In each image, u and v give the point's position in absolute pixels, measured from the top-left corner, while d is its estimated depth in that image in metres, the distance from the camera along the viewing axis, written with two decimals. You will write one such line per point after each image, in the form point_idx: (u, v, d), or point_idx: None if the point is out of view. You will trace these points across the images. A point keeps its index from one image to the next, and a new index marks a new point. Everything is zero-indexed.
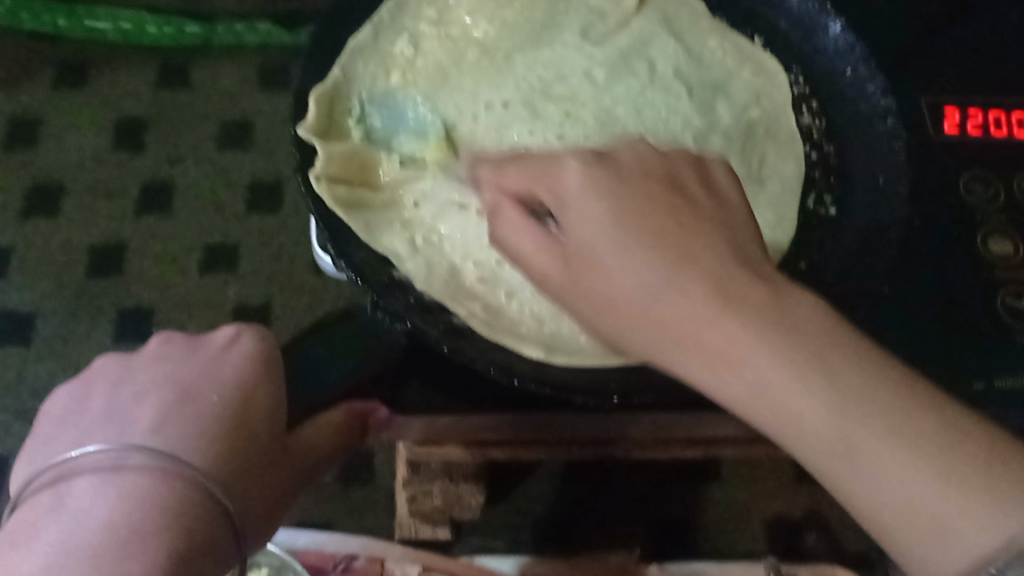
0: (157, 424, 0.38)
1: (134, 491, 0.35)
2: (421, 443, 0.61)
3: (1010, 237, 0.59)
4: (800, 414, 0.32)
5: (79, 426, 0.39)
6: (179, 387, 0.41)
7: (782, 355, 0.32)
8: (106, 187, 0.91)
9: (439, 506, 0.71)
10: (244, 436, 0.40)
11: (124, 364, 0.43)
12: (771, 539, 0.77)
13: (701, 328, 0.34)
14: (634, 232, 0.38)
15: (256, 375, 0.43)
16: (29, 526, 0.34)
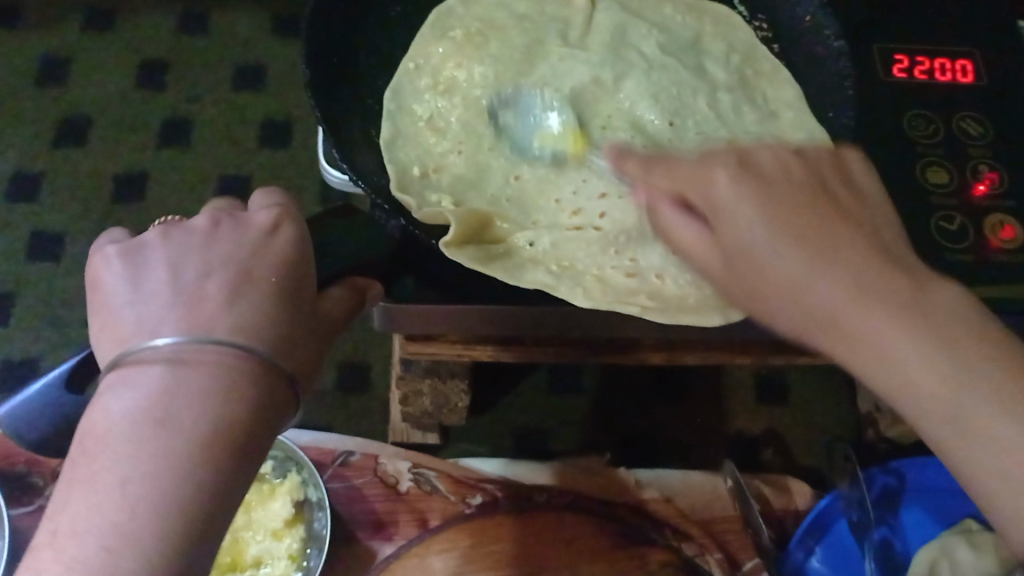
0: (222, 312, 0.39)
1: (203, 388, 0.37)
2: (415, 342, 0.69)
3: (947, 169, 0.64)
4: (900, 358, 0.36)
5: (142, 300, 0.39)
6: (236, 266, 0.41)
7: (876, 310, 0.37)
8: (135, 125, 1.02)
9: (428, 410, 0.78)
10: (297, 322, 0.41)
11: (173, 231, 0.42)
12: (734, 451, 0.84)
13: (823, 281, 0.38)
14: (760, 204, 0.40)
15: (301, 253, 0.43)
16: (108, 410, 0.36)
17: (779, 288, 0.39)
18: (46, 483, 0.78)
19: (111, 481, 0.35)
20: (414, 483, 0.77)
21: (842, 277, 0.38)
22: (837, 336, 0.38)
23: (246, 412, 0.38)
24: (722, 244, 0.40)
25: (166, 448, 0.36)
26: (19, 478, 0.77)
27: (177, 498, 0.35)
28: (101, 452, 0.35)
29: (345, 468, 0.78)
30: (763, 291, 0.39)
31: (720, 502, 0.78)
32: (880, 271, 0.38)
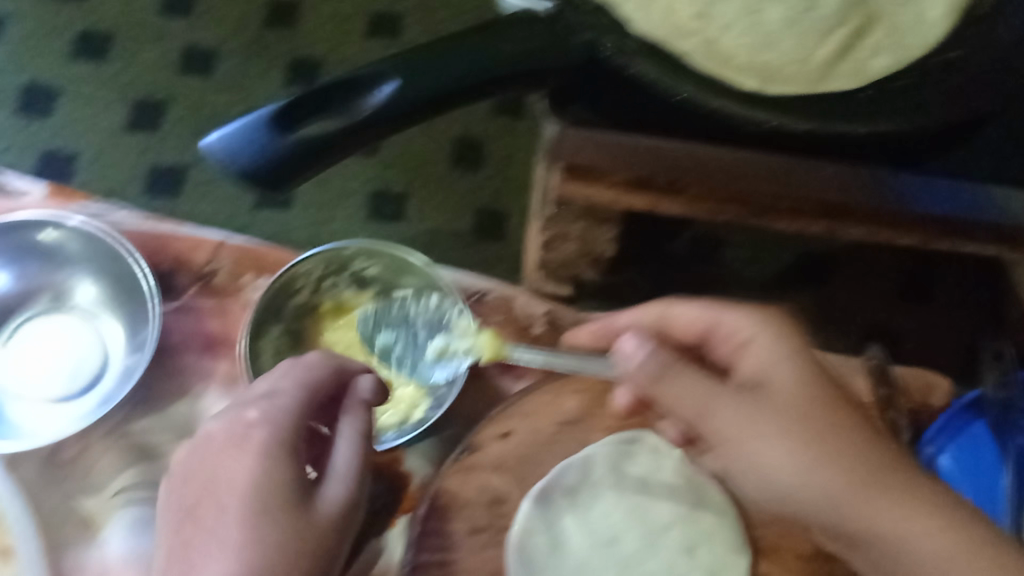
0: (246, 543, 0.49)
1: (174, 573, 0.50)
2: (574, 181, 0.69)
3: None
4: (797, 479, 0.58)
5: (196, 546, 0.50)
6: (221, 493, 0.51)
7: (812, 470, 0.58)
8: None
9: (572, 256, 0.78)
10: (298, 550, 0.50)
11: (228, 457, 0.53)
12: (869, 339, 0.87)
13: (772, 453, 0.58)
14: (736, 412, 0.59)
15: (281, 504, 0.51)
16: (175, 479, 0.55)
17: (760, 462, 0.59)
18: (188, 284, 0.79)
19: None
20: (548, 329, 0.77)
21: (782, 442, 0.58)
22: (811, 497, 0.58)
23: None
24: (759, 456, 0.59)
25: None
26: (164, 275, 0.79)
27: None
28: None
29: (479, 307, 0.79)
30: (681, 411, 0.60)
31: (859, 388, 0.75)
32: (829, 434, 0.59)
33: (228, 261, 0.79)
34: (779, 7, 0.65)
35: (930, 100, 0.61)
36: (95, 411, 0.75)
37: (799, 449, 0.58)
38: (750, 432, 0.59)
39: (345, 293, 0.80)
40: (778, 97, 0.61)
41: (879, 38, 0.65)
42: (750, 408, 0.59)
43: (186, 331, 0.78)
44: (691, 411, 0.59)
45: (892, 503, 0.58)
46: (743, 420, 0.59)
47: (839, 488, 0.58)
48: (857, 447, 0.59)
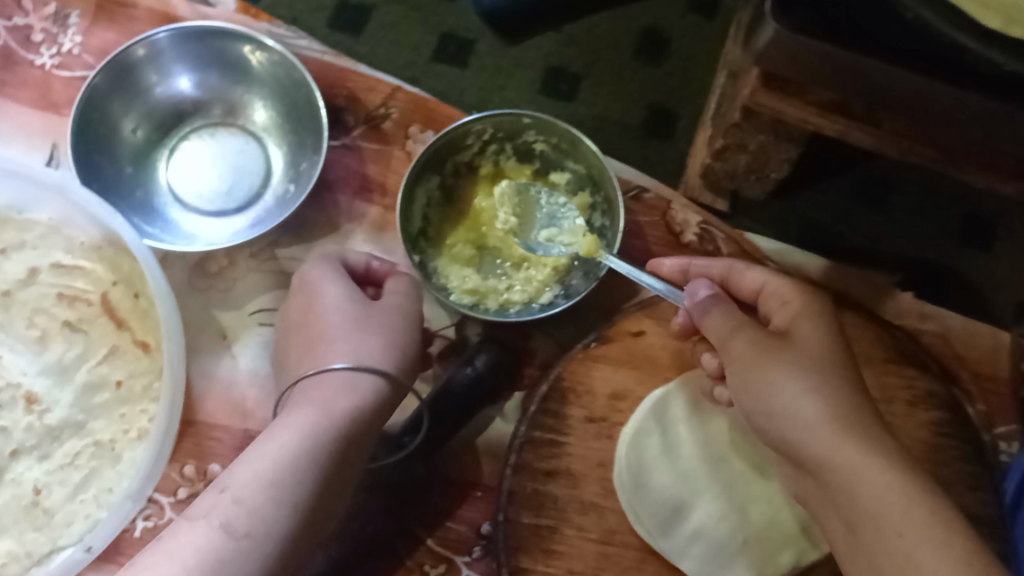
0: (367, 340, 0.63)
1: (314, 382, 0.61)
2: (768, 95, 0.67)
3: None
4: (872, 497, 0.52)
5: (322, 354, 0.63)
6: (336, 317, 0.65)
7: (845, 461, 0.53)
8: None
9: (741, 171, 0.76)
10: (393, 343, 0.64)
11: (336, 298, 0.66)
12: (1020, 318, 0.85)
13: (839, 449, 0.54)
14: (800, 371, 0.57)
15: (371, 312, 0.65)
16: (293, 328, 0.67)
17: (818, 453, 0.55)
18: (356, 123, 0.79)
19: (270, 455, 0.54)
20: (697, 238, 0.75)
21: (877, 447, 0.54)
22: (864, 512, 0.52)
23: (334, 381, 0.60)
24: (780, 396, 0.57)
25: (309, 421, 0.56)
26: (335, 109, 0.79)
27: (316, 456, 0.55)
28: (258, 456, 0.55)
29: (635, 203, 0.77)
30: (751, 390, 0.59)
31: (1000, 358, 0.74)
32: (907, 458, 0.53)
33: (399, 108, 0.79)
34: None
35: None
36: (247, 232, 0.76)
37: (869, 426, 0.55)
38: (767, 356, 0.58)
39: (506, 162, 0.79)
40: None
41: None
42: (813, 368, 0.57)
43: (346, 169, 0.79)
44: (764, 403, 0.58)
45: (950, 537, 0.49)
46: (808, 341, 0.59)
47: (847, 430, 0.54)
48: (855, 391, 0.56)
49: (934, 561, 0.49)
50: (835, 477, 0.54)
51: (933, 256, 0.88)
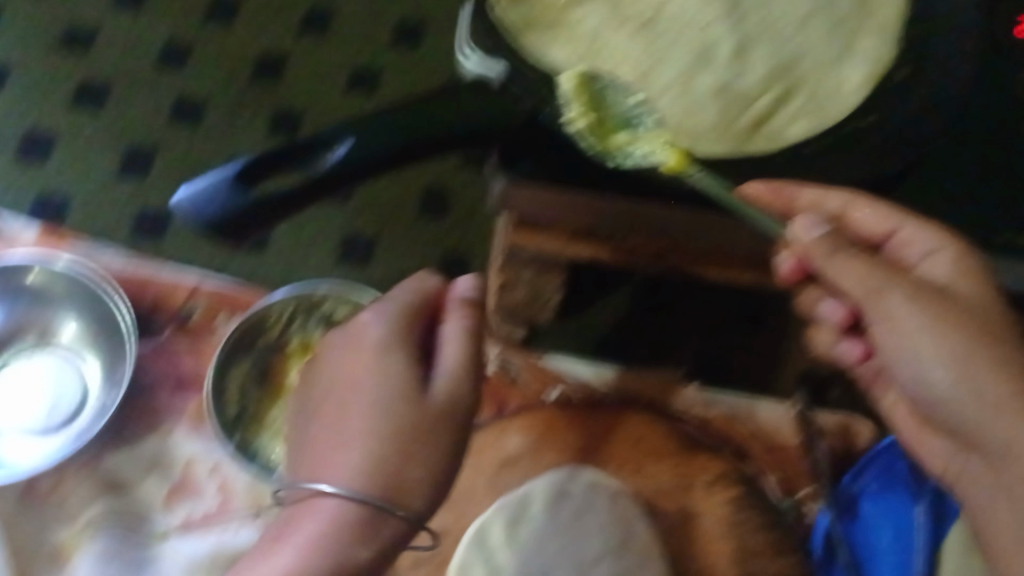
0: (343, 450, 0.55)
1: (314, 510, 0.54)
2: (522, 229, 0.73)
3: None
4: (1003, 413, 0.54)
5: (320, 456, 0.56)
6: (362, 401, 0.57)
7: (1008, 408, 0.54)
8: (277, 10, 0.99)
9: (523, 302, 0.82)
10: (403, 420, 0.56)
11: (356, 358, 0.58)
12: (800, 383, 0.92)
13: (1000, 387, 0.55)
14: (927, 318, 0.56)
15: (399, 405, 0.56)
16: (321, 416, 0.58)
17: (959, 403, 0.56)
18: (166, 324, 0.84)
19: (313, 529, 0.53)
20: (500, 370, 0.84)
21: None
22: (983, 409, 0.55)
23: (330, 506, 0.54)
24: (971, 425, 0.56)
25: (339, 516, 0.53)
26: (142, 316, 0.84)
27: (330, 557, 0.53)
28: (298, 536, 0.53)
29: None
30: (890, 342, 0.57)
31: (783, 429, 0.83)
32: None
33: (204, 303, 0.84)
34: (706, 77, 0.69)
35: (861, 153, 0.64)
36: (66, 447, 0.78)
37: None
38: (962, 346, 0.55)
39: (314, 331, 0.83)
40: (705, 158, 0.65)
41: (799, 105, 0.68)
42: (946, 335, 0.56)
43: (162, 368, 0.83)
44: (943, 401, 0.57)
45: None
46: (921, 324, 0.56)
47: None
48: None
49: None
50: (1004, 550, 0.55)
51: (716, 348, 0.93)
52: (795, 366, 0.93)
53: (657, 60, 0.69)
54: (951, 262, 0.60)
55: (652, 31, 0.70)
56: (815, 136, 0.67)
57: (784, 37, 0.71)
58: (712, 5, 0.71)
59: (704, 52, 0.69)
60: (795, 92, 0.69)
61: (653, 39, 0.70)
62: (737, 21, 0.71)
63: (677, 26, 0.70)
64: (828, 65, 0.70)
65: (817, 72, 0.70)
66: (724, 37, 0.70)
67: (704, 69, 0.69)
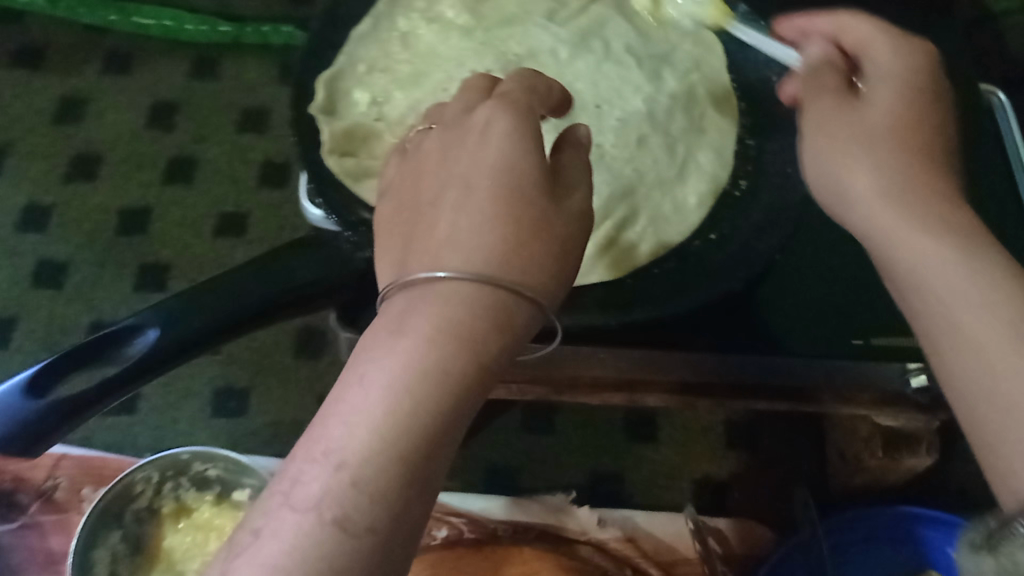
0: (471, 229, 0.42)
1: (410, 306, 0.40)
2: None
3: None
4: (946, 273, 0.45)
5: (411, 317, 0.40)
6: (488, 186, 0.44)
7: (905, 205, 0.49)
8: (140, 161, 0.98)
9: None
10: (520, 161, 0.45)
11: (426, 171, 0.47)
12: (697, 495, 0.84)
13: (931, 212, 0.48)
14: (877, 142, 0.52)
15: (516, 239, 0.42)
16: (412, 202, 0.46)
17: (851, 178, 0.52)
18: (31, 501, 0.80)
19: (377, 380, 0.38)
20: None
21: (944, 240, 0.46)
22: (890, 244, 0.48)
23: (425, 360, 0.38)
24: (853, 185, 0.52)
25: (445, 296, 0.40)
26: (5, 494, 0.80)
27: (452, 341, 0.39)
28: (387, 327, 0.40)
29: None
30: (858, 116, 0.54)
31: (681, 544, 0.78)
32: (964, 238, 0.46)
33: (68, 475, 0.81)
34: None
35: (682, 283, 0.65)
36: None
37: (943, 219, 0.47)
38: (887, 147, 0.52)
39: (186, 493, 0.81)
40: None
41: (642, 226, 0.70)
42: (871, 145, 0.52)
43: (29, 548, 0.78)
44: (842, 197, 0.52)
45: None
46: (849, 130, 0.53)
47: (901, 219, 0.48)
48: (930, 174, 0.50)
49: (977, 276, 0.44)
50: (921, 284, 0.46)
51: (607, 462, 0.86)
52: (692, 474, 0.85)
53: None
54: (892, 52, 0.58)
55: None
56: (659, 256, 0.68)
57: (622, 162, 0.72)
58: (548, 135, 0.72)
59: None
60: (637, 213, 0.70)
61: None
62: None
63: None
64: (667, 185, 0.72)
65: (659, 192, 0.71)
66: None
67: None
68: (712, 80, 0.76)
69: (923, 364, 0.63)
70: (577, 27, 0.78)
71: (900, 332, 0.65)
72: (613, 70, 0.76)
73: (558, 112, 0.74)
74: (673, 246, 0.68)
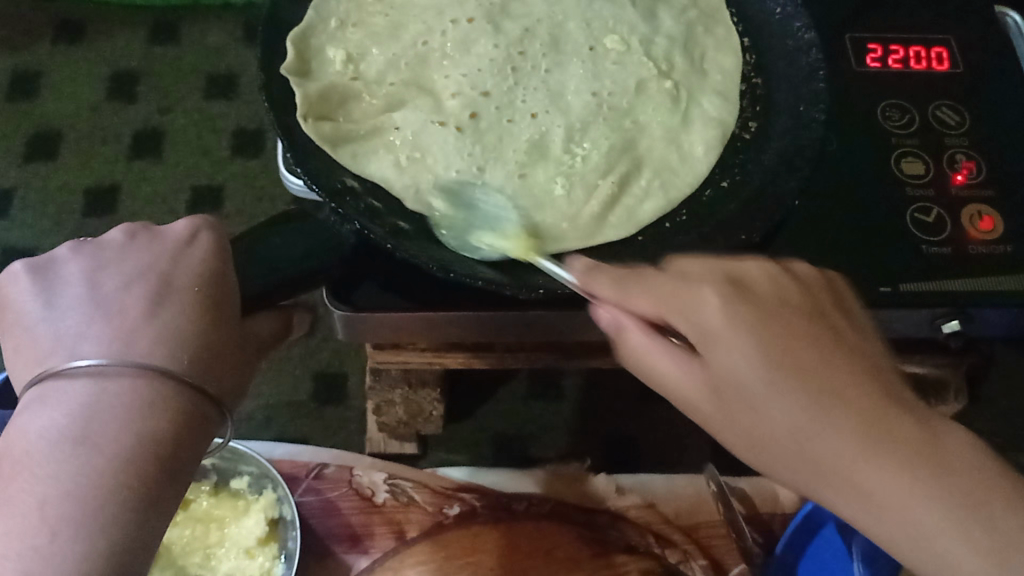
0: (165, 333, 0.46)
1: (104, 396, 0.43)
2: (385, 349, 0.67)
3: (954, 109, 0.70)
4: (881, 501, 0.40)
5: (100, 404, 0.43)
6: (159, 281, 0.48)
7: (823, 417, 0.41)
8: (102, 133, 0.92)
9: (403, 420, 0.76)
10: (222, 279, 0.50)
11: (73, 278, 0.48)
12: (716, 455, 0.81)
13: (881, 477, 0.40)
14: (756, 330, 0.43)
15: (198, 327, 0.47)
16: (67, 285, 0.48)
17: (802, 434, 0.42)
18: None
19: (67, 472, 0.41)
20: (389, 495, 0.74)
21: (918, 498, 0.40)
22: (801, 467, 0.42)
23: (124, 447, 0.42)
24: (750, 424, 0.43)
25: (128, 393, 0.44)
26: None
27: (147, 439, 0.43)
28: (56, 409, 0.43)
29: (318, 481, 0.76)
30: (699, 323, 0.43)
31: (704, 505, 0.76)
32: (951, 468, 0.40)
33: None
34: (545, 167, 0.65)
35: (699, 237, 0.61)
36: None
37: (888, 469, 0.40)
38: (742, 413, 0.43)
39: None
40: (555, 255, 0.60)
41: (647, 179, 0.65)
42: (773, 379, 0.42)
43: None
44: (754, 439, 0.43)
45: (966, 482, 0.40)
46: (720, 325, 0.43)
47: (867, 472, 0.40)
48: (852, 406, 0.42)
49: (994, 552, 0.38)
50: (887, 537, 0.40)
51: (621, 425, 0.83)
52: (709, 433, 0.82)
53: (490, 158, 0.64)
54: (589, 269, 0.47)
55: (481, 126, 0.65)
56: (670, 210, 0.63)
57: (622, 113, 0.67)
58: (537, 91, 0.67)
59: (538, 143, 0.65)
60: (640, 167, 0.66)
61: (482, 136, 0.65)
62: (565, 106, 0.67)
63: (507, 116, 0.66)
64: (671, 135, 0.67)
65: (664, 143, 0.67)
66: (556, 126, 0.66)
67: (541, 160, 0.65)
68: (711, 16, 0.72)
69: (955, 310, 0.61)
70: None
71: (935, 275, 0.63)
72: (605, 9, 0.71)
73: (547, 62, 0.68)
74: (683, 200, 0.64)
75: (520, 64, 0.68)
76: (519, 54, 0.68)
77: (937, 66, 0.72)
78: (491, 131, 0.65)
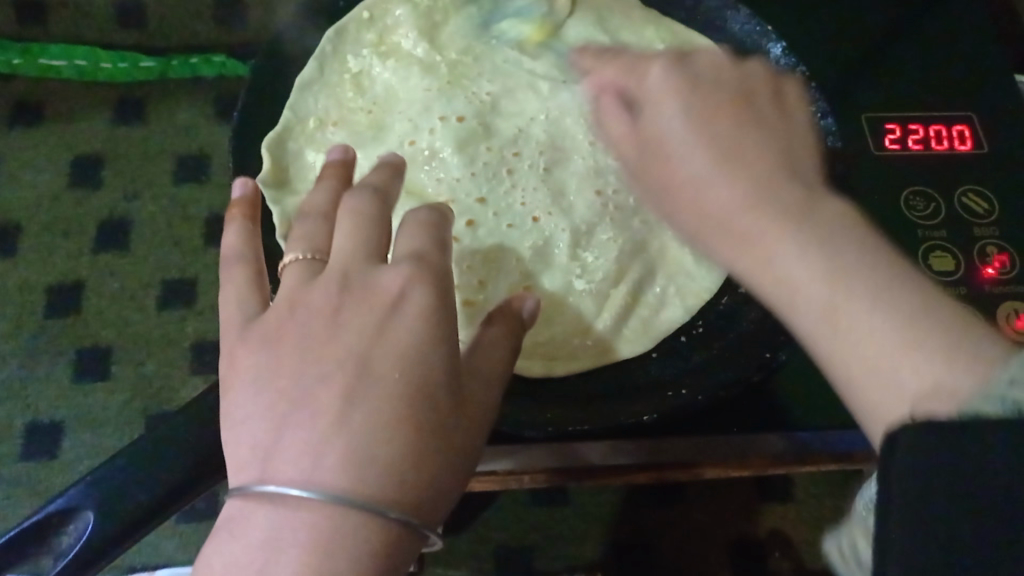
0: (361, 448, 0.34)
1: (285, 537, 0.32)
2: None
3: (982, 195, 0.65)
4: (789, 267, 0.35)
5: (276, 543, 0.32)
6: (358, 358, 0.36)
7: (721, 160, 0.40)
8: (64, 226, 0.86)
9: None
10: (434, 346, 0.37)
11: (279, 341, 0.38)
12: (735, 562, 0.76)
13: (732, 195, 0.38)
14: (691, 100, 0.43)
15: (403, 417, 0.35)
16: (265, 345, 0.38)
17: (673, 157, 0.41)
18: None
19: None
20: None
21: (785, 219, 0.36)
22: (694, 209, 0.40)
23: None
24: (656, 171, 0.42)
25: (314, 533, 0.32)
26: None
27: None
28: (241, 545, 0.33)
29: None
30: (649, 91, 0.45)
31: None
32: (811, 207, 0.37)
33: None
34: (550, 279, 0.60)
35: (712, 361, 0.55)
36: None
37: (765, 205, 0.37)
38: (653, 170, 0.42)
39: None
40: (565, 380, 0.56)
41: (662, 286, 0.60)
42: (684, 107, 0.43)
43: None
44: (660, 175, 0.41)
45: (866, 243, 0.35)
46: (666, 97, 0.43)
47: (748, 200, 0.38)
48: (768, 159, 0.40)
49: (823, 261, 0.34)
50: (744, 225, 0.37)
51: (630, 532, 0.77)
52: (724, 535, 0.77)
53: (490, 271, 0.59)
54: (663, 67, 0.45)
55: (479, 235, 0.60)
56: (687, 322, 0.59)
57: (630, 213, 0.61)
58: (538, 191, 0.62)
59: (541, 251, 0.60)
60: (653, 272, 0.61)
61: (480, 247, 0.60)
62: (569, 208, 0.61)
63: (505, 222, 0.61)
64: (681, 237, 0.61)
65: (675, 244, 0.62)
66: (560, 231, 0.61)
67: (545, 271, 0.60)
68: None
69: None
70: (552, 54, 0.67)
71: None
72: None
73: (546, 160, 0.63)
74: (700, 310, 0.59)
75: (517, 165, 0.62)
76: (515, 154, 0.63)
77: (961, 146, 0.67)
78: (490, 241, 0.60)
